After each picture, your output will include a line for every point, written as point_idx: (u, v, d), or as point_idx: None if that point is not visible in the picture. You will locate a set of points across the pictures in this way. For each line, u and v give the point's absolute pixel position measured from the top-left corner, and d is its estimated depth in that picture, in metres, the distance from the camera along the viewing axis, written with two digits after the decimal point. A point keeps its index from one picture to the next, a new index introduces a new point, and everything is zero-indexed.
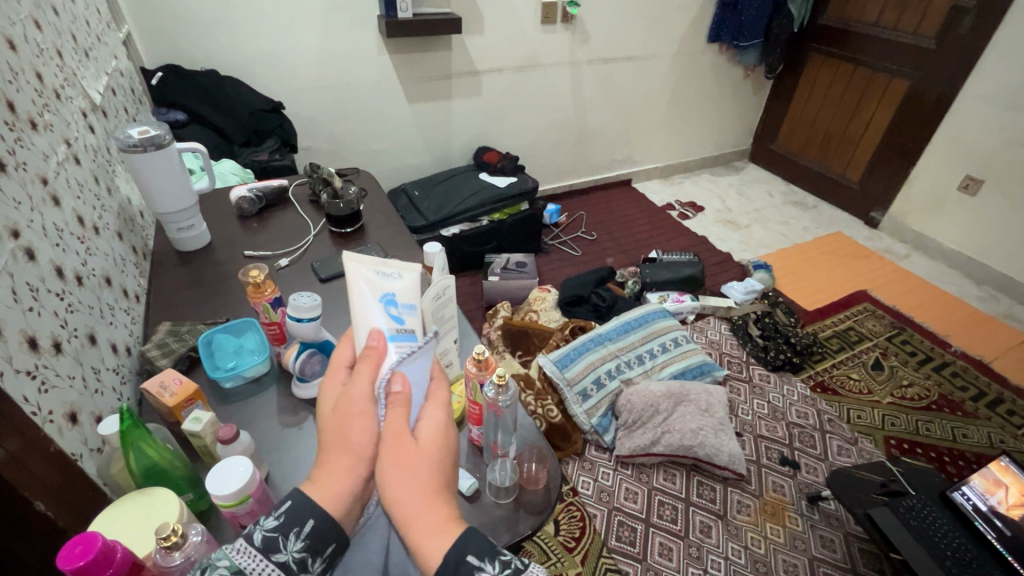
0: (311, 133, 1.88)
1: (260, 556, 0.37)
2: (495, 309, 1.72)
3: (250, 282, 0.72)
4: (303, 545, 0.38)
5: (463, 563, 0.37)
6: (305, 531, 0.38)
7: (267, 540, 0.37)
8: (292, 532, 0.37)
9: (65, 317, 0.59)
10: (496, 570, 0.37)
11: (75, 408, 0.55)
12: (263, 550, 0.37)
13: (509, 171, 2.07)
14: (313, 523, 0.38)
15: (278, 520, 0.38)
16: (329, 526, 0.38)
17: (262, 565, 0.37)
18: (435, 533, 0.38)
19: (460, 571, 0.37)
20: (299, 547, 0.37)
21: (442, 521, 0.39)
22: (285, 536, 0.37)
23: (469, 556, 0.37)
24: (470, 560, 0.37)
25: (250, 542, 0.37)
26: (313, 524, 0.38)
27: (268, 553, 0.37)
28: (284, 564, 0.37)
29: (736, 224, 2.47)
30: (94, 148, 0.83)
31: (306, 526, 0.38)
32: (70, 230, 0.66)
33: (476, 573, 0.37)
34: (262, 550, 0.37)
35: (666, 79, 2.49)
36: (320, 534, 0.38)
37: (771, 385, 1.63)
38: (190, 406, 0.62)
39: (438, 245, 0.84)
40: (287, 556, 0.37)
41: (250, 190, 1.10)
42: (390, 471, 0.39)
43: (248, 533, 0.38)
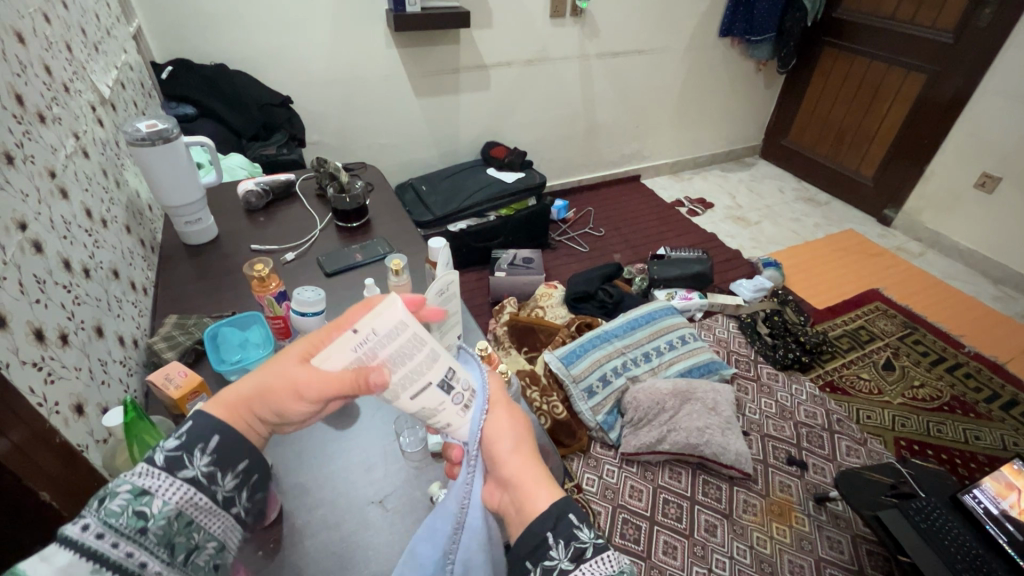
0: (319, 127, 1.88)
1: (165, 474, 0.40)
2: (501, 306, 1.72)
3: (255, 276, 0.75)
4: (210, 460, 0.41)
5: (563, 517, 0.41)
6: (210, 447, 0.41)
7: (170, 460, 0.40)
8: (197, 449, 0.41)
9: (72, 309, 0.59)
10: (591, 536, 0.40)
11: (82, 399, 0.55)
12: (168, 469, 0.40)
13: (517, 167, 2.06)
14: (220, 437, 0.42)
15: (180, 440, 0.41)
16: (235, 440, 0.42)
17: (170, 482, 0.40)
18: (539, 485, 0.43)
19: (559, 525, 0.40)
20: (206, 462, 0.41)
21: (544, 481, 0.44)
22: (190, 452, 0.41)
23: (571, 514, 0.41)
24: (571, 516, 0.41)
25: (152, 463, 0.40)
26: (217, 439, 0.41)
27: (173, 470, 0.40)
28: (193, 479, 0.40)
29: (747, 221, 2.44)
30: (103, 141, 0.83)
31: (210, 443, 0.42)
32: (77, 223, 0.66)
33: (575, 528, 0.40)
34: (166, 468, 0.40)
35: (677, 74, 2.46)
36: (224, 449, 0.42)
37: (779, 384, 1.61)
38: (194, 399, 0.62)
39: (442, 240, 0.83)
40: (194, 471, 0.41)
41: (257, 183, 1.10)
42: (500, 424, 0.46)
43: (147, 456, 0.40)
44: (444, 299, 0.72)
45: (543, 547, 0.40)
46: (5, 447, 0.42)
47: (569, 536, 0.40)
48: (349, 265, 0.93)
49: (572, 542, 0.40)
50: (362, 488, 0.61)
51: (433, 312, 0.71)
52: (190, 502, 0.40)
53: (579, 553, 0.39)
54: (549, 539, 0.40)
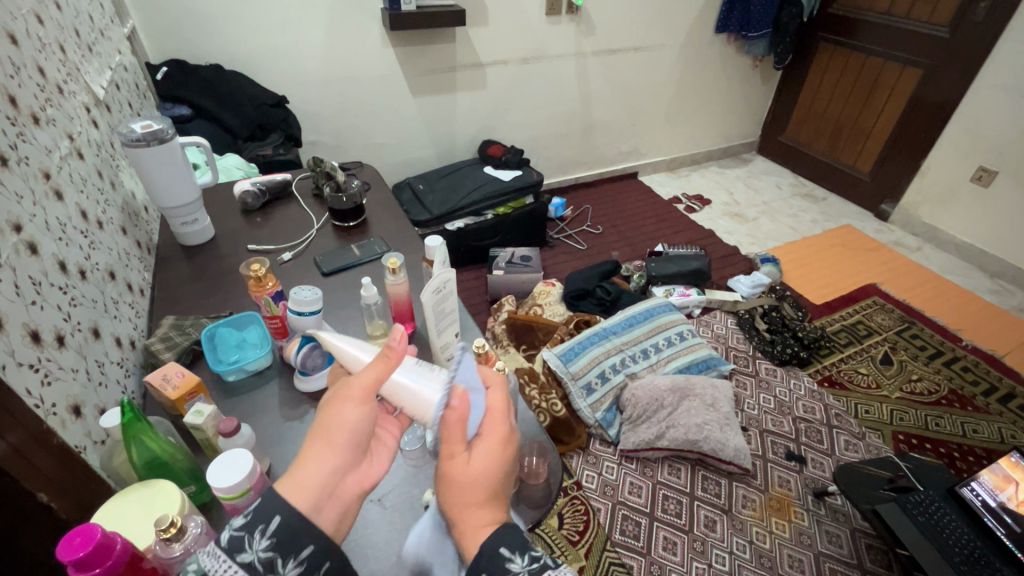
0: (316, 127, 1.87)
1: (224, 556, 0.37)
2: (499, 304, 1.72)
3: (251, 276, 0.74)
4: (269, 544, 0.38)
5: (495, 555, 0.44)
6: (271, 528, 0.38)
7: (233, 540, 0.38)
8: (258, 530, 0.38)
9: (68, 310, 0.59)
10: (525, 565, 0.43)
11: (79, 400, 0.55)
12: (228, 552, 0.37)
13: (514, 165, 2.06)
14: (279, 518, 0.38)
15: (245, 519, 0.39)
16: (297, 524, 0.39)
17: (227, 567, 0.37)
18: (478, 528, 0.47)
19: (491, 564, 0.43)
20: (265, 546, 0.37)
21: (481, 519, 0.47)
22: (251, 533, 0.38)
23: (502, 549, 0.44)
24: (503, 552, 0.44)
25: (216, 543, 0.38)
26: (279, 520, 0.38)
27: (233, 553, 0.37)
28: (249, 565, 0.37)
29: (744, 217, 2.45)
30: (98, 142, 0.83)
31: (272, 524, 0.38)
32: (73, 224, 0.66)
33: (507, 564, 0.43)
34: (225, 550, 0.37)
35: (673, 71, 2.46)
36: (287, 535, 0.38)
37: (778, 380, 1.62)
38: (192, 399, 0.62)
39: (439, 238, 0.82)
40: (252, 556, 0.37)
41: (253, 183, 1.10)
42: (451, 459, 0.49)
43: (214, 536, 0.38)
44: (440, 298, 0.72)
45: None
46: (4, 449, 0.42)
47: (500, 572, 0.43)
48: (346, 264, 0.93)
49: (506, 575, 0.43)
50: None
51: (430, 311, 0.71)
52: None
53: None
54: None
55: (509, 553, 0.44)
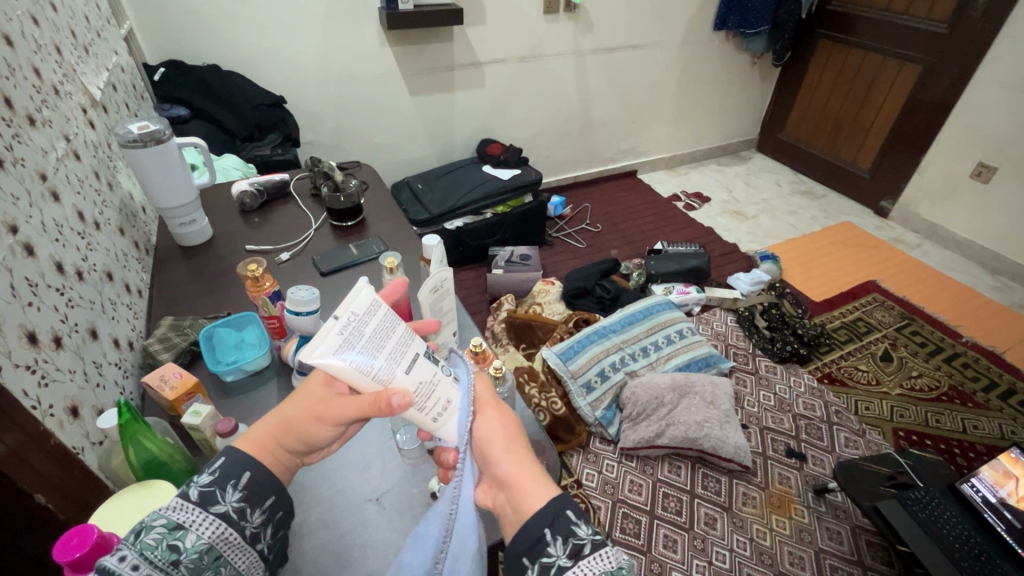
0: (314, 127, 1.88)
1: (198, 508, 0.40)
2: (498, 303, 1.72)
3: (249, 276, 0.74)
4: (241, 496, 0.42)
5: (559, 513, 0.40)
6: (242, 482, 0.42)
7: (203, 494, 0.41)
8: (230, 484, 0.41)
9: (65, 311, 0.59)
10: (589, 533, 0.39)
11: (76, 401, 0.55)
12: (201, 504, 0.41)
13: (513, 164, 2.06)
14: (249, 474, 0.42)
15: (214, 475, 0.42)
16: (265, 479, 0.43)
17: (203, 517, 0.40)
18: (537, 484, 0.42)
19: (557, 521, 0.39)
20: (237, 497, 0.41)
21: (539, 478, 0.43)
22: (222, 488, 0.41)
23: (568, 511, 0.40)
24: (569, 514, 0.40)
25: (186, 498, 0.41)
26: (249, 475, 0.42)
27: (206, 505, 0.40)
28: (224, 515, 0.41)
29: (744, 214, 2.45)
30: (95, 143, 0.83)
31: (242, 479, 0.42)
32: (70, 226, 0.66)
33: (572, 527, 0.39)
34: (199, 502, 0.40)
35: (671, 69, 2.46)
36: (256, 487, 0.42)
37: (778, 377, 1.62)
38: (190, 399, 0.62)
39: (436, 237, 0.82)
40: (226, 506, 0.41)
41: (252, 184, 1.10)
42: (488, 422, 0.46)
43: (182, 491, 0.41)
44: (437, 296, 0.72)
45: (540, 544, 0.39)
46: (2, 451, 0.42)
47: (567, 533, 0.39)
48: (345, 263, 0.93)
49: (569, 539, 0.38)
50: (359, 487, 0.61)
51: (428, 308, 0.71)
52: (221, 538, 0.40)
53: (576, 551, 0.38)
54: (547, 535, 0.39)
55: (577, 518, 0.40)
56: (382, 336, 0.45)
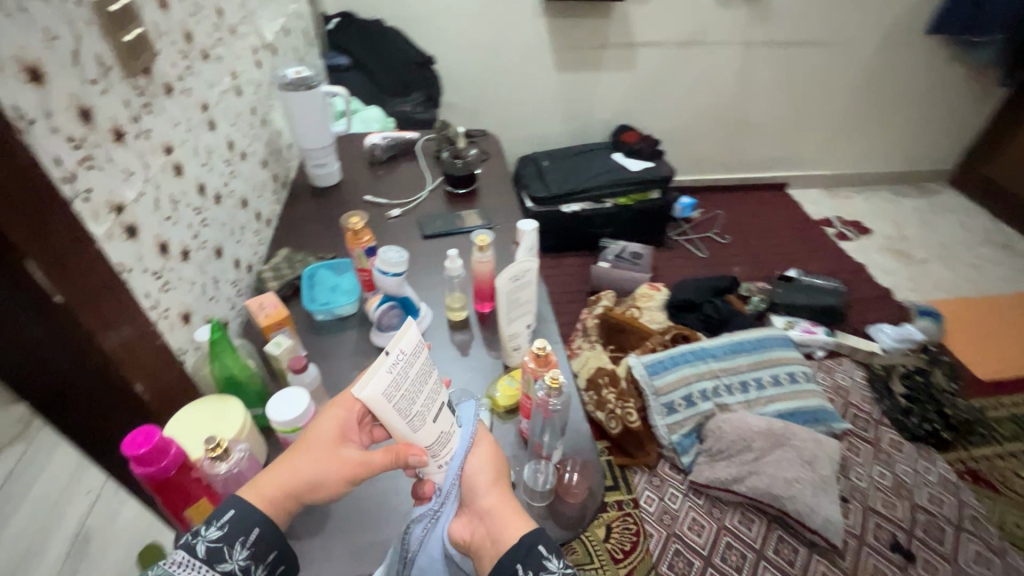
0: (458, 89, 1.93)
1: (206, 565, 0.42)
2: (597, 296, 1.67)
3: (350, 228, 0.71)
4: (248, 554, 0.44)
5: (536, 552, 0.45)
6: (250, 539, 0.45)
7: (212, 551, 0.43)
8: (239, 541, 0.44)
9: (197, 229, 0.67)
10: (560, 566, 0.44)
11: (191, 309, 0.63)
12: (208, 561, 0.42)
13: (647, 155, 1.94)
14: (257, 532, 0.45)
15: (222, 531, 0.44)
16: (271, 537, 0.46)
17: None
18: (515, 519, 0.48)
19: (528, 557, 0.44)
20: (244, 556, 0.44)
21: (516, 514, 0.48)
22: (230, 545, 0.44)
23: (539, 546, 0.45)
24: (539, 549, 0.45)
25: (193, 555, 0.42)
26: (258, 532, 0.45)
27: (214, 563, 0.42)
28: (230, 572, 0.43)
29: (910, 257, 2.09)
30: (258, 82, 0.92)
31: (251, 536, 0.45)
32: (219, 153, 0.74)
33: (543, 561, 0.44)
34: (207, 560, 0.42)
35: (859, 73, 2.13)
36: (263, 545, 0.45)
37: (902, 456, 1.37)
38: (278, 329, 0.67)
39: (532, 223, 0.79)
40: (233, 564, 0.43)
41: (384, 138, 1.16)
42: (477, 458, 0.53)
43: (188, 546, 0.43)
44: (517, 287, 0.64)
45: None
46: (114, 339, 0.48)
47: (537, 567, 0.44)
48: (446, 230, 0.95)
49: (540, 572, 0.44)
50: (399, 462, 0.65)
51: (503, 297, 0.63)
52: None
53: None
54: (518, 569, 0.44)
55: (546, 550, 0.45)
56: (411, 380, 0.49)
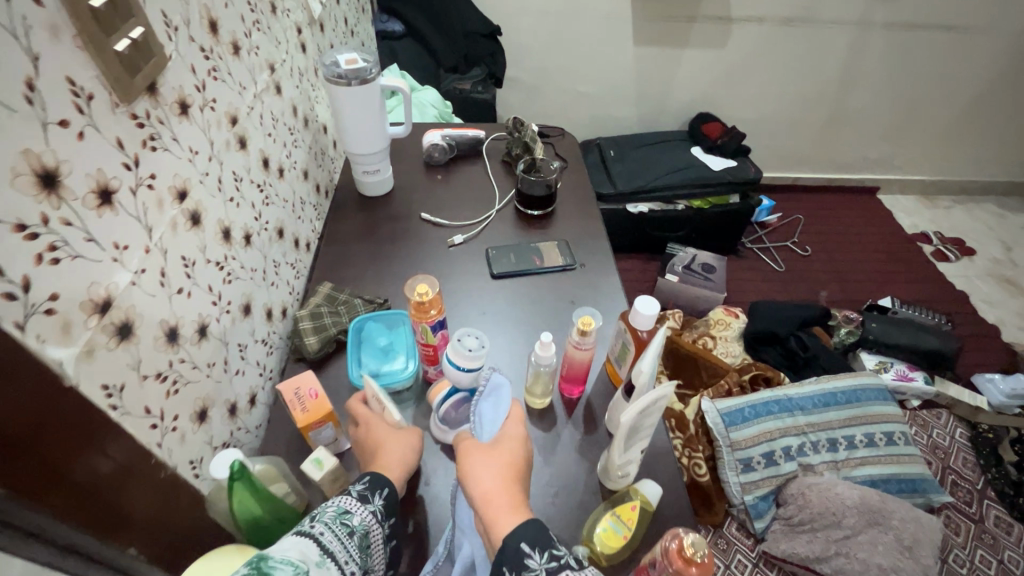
0: (520, 62, 1.70)
1: (359, 501, 0.43)
2: (663, 315, 1.48)
3: (414, 298, 0.55)
4: (382, 503, 0.45)
5: (515, 551, 0.38)
6: (383, 494, 0.45)
7: (359, 494, 0.44)
8: (378, 491, 0.45)
9: (220, 290, 0.51)
10: (544, 563, 0.38)
11: (207, 401, 0.49)
12: (359, 499, 0.44)
13: (730, 152, 1.70)
14: (388, 491, 0.46)
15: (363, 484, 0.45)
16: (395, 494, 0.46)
17: (361, 511, 0.43)
18: (508, 511, 0.41)
19: (512, 555, 0.38)
20: (378, 503, 0.44)
21: (515, 506, 0.42)
22: (372, 492, 0.45)
23: (522, 541, 0.39)
24: (522, 546, 0.38)
25: (351, 491, 0.44)
26: (388, 490, 0.46)
27: (364, 500, 0.44)
28: (375, 512, 0.44)
29: (1021, 287, 1.81)
30: (301, 70, 0.74)
31: (382, 493, 0.45)
32: (251, 178, 0.58)
33: (523, 559, 0.38)
34: (359, 497, 0.44)
35: (989, 67, 1.82)
36: (391, 502, 0.45)
37: (1011, 540, 1.18)
38: (319, 428, 0.52)
39: (654, 304, 0.57)
40: (371, 508, 0.44)
41: (445, 136, 0.97)
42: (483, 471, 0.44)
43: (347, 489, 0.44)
44: (642, 415, 0.49)
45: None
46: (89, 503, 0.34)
47: (518, 566, 0.38)
48: (521, 269, 0.78)
49: (522, 568, 0.38)
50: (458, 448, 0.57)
51: (624, 431, 0.49)
52: (372, 529, 0.43)
53: None
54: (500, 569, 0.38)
55: (529, 547, 0.38)
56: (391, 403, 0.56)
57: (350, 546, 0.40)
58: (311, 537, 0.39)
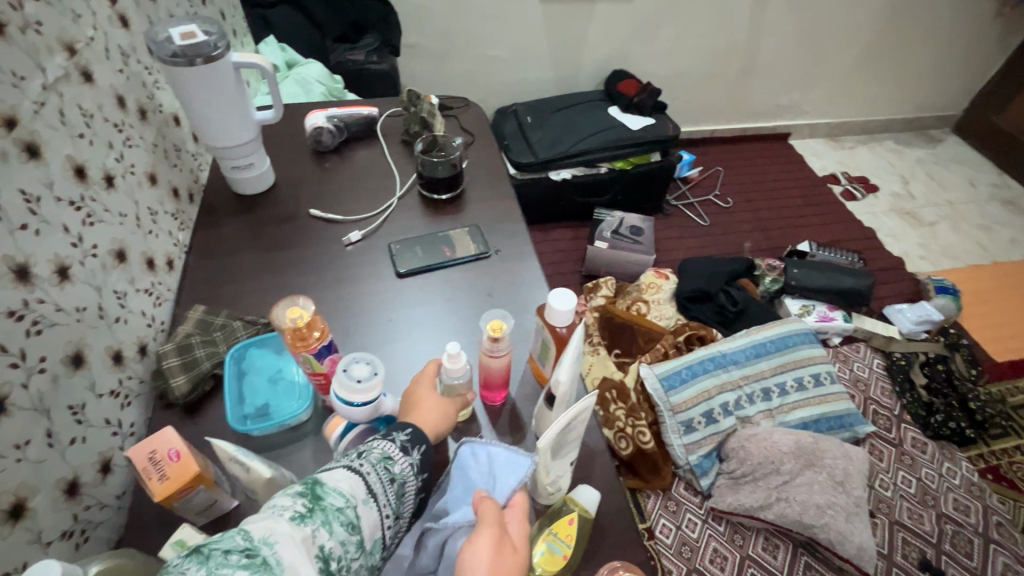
0: (419, 28, 1.56)
1: (402, 452, 0.41)
2: (596, 284, 1.45)
3: (290, 326, 0.47)
4: (420, 459, 0.42)
5: None
6: (422, 452, 0.43)
7: (405, 443, 0.42)
8: (419, 448, 0.43)
9: (21, 346, 0.40)
10: None
11: (24, 491, 0.38)
12: (404, 449, 0.42)
13: (647, 109, 1.66)
14: (426, 448, 0.44)
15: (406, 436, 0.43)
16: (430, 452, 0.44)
17: (404, 463, 0.41)
18: None
19: None
20: (416, 459, 0.42)
21: None
22: (416, 446, 0.43)
23: None
24: None
25: (393, 439, 0.42)
26: (426, 449, 0.43)
27: (407, 451, 0.42)
28: (414, 464, 0.42)
29: (920, 218, 1.94)
30: (124, 50, 0.60)
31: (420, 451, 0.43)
32: (54, 194, 0.45)
33: None
34: (404, 446, 0.42)
35: (879, 8, 1.88)
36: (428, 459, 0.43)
37: (926, 458, 1.27)
38: (184, 496, 0.43)
39: (571, 298, 0.52)
40: (409, 462, 0.41)
41: (330, 117, 0.84)
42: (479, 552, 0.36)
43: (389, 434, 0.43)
44: (564, 431, 0.45)
45: None
46: None
47: None
48: (429, 264, 0.69)
49: None
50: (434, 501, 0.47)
51: (545, 450, 0.44)
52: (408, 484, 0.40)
53: None
54: None
55: None
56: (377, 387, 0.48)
57: (391, 492, 0.38)
58: (360, 474, 0.38)
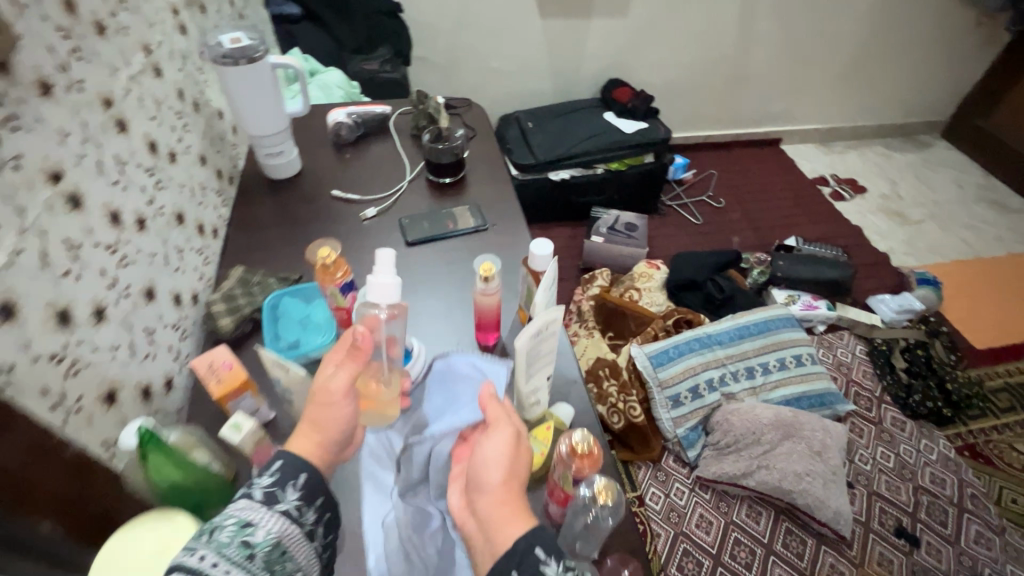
0: (428, 42, 1.70)
1: (261, 507, 0.38)
2: (591, 275, 1.55)
3: (318, 262, 0.60)
4: (299, 494, 0.40)
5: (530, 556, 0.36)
6: (300, 481, 0.40)
7: (267, 493, 0.39)
8: (290, 483, 0.40)
9: (115, 274, 0.51)
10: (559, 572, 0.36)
11: (115, 385, 0.49)
12: (265, 502, 0.39)
13: (641, 115, 1.77)
14: (307, 476, 0.41)
15: (272, 477, 0.40)
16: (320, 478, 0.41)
17: (266, 515, 0.38)
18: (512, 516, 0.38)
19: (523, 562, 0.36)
20: (296, 496, 0.40)
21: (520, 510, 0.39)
22: (282, 488, 0.40)
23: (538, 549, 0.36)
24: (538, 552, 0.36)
25: (250, 497, 0.39)
26: (307, 475, 0.41)
27: (269, 504, 0.39)
28: (287, 512, 0.39)
29: (906, 217, 2.02)
30: (183, 53, 0.72)
31: (301, 478, 0.41)
32: (136, 161, 0.57)
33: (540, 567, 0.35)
34: (263, 502, 0.39)
35: (861, 19, 1.99)
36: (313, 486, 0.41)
37: (905, 435, 1.34)
38: (236, 398, 0.54)
39: (548, 246, 0.63)
40: (286, 505, 0.39)
41: (349, 114, 0.97)
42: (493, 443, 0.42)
43: (244, 492, 0.39)
44: (539, 341, 0.54)
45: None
46: None
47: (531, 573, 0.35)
48: (433, 234, 0.80)
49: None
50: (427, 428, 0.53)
51: (524, 356, 0.53)
52: (287, 535, 0.38)
53: None
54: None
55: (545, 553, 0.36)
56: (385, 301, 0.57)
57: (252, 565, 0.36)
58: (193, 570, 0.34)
